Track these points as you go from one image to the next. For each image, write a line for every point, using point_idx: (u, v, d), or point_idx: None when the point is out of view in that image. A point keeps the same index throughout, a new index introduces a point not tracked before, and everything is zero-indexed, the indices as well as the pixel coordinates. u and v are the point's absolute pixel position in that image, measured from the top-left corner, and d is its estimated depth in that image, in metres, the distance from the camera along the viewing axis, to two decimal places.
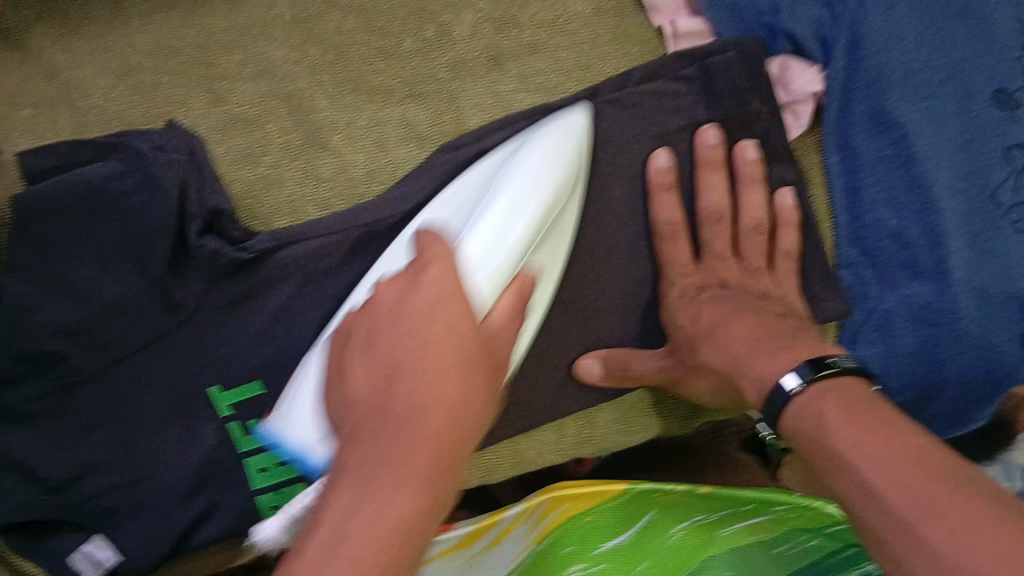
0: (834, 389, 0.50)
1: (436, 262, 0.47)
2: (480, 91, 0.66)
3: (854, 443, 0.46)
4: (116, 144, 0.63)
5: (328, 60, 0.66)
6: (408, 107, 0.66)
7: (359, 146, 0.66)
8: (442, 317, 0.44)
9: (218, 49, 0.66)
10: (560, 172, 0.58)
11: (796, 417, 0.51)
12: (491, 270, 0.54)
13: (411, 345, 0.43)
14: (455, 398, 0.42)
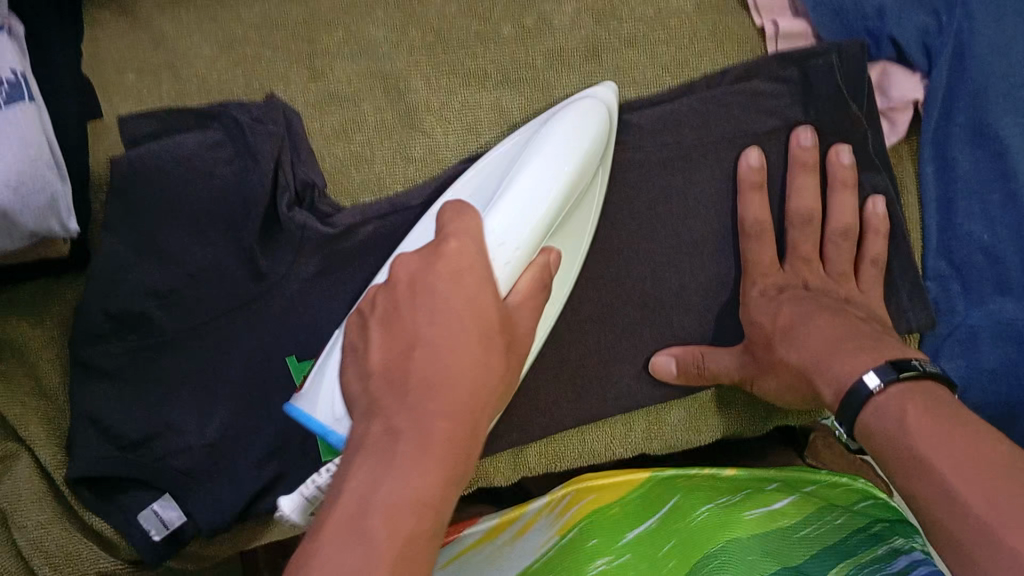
0: (914, 392, 0.50)
1: (455, 240, 0.47)
2: (576, 81, 0.65)
3: (940, 448, 0.46)
4: (216, 114, 0.65)
5: (427, 42, 0.66)
6: (502, 93, 0.65)
7: (451, 129, 0.66)
8: (464, 292, 0.44)
9: (320, 25, 0.66)
10: (584, 145, 0.57)
11: (873, 416, 0.51)
12: (512, 253, 0.51)
13: (434, 330, 0.43)
14: (474, 376, 0.42)
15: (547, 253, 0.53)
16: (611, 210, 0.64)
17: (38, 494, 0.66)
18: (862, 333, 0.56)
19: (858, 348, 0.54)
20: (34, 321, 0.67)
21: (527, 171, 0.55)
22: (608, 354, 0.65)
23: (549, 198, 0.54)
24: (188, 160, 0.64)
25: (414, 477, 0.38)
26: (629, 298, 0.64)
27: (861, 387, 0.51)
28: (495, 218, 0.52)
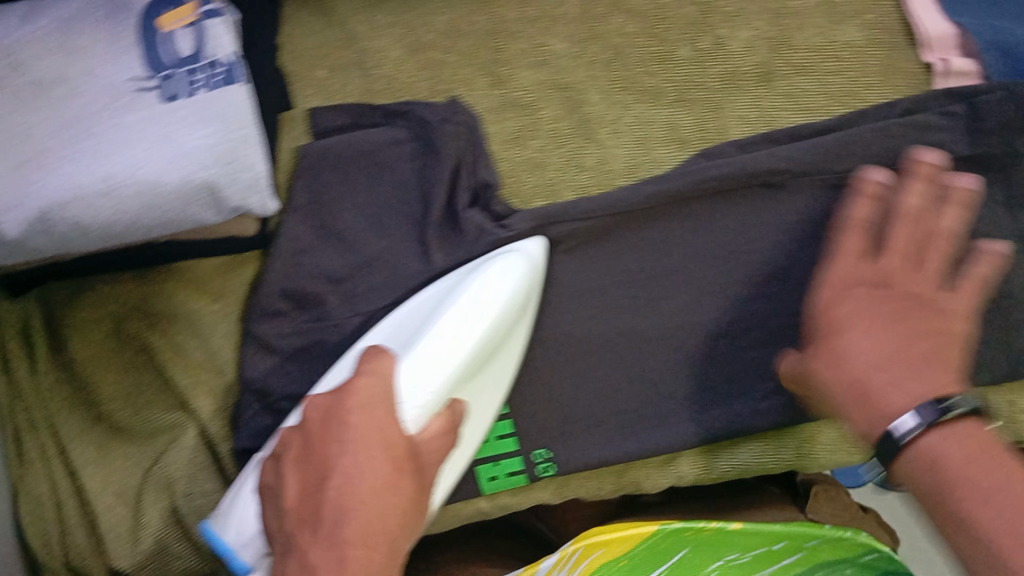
0: (969, 437, 0.48)
1: (370, 375, 0.53)
2: (747, 104, 0.69)
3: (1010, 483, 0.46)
4: (403, 112, 0.68)
5: (606, 58, 0.69)
6: (675, 110, 0.69)
7: (623, 140, 0.69)
8: (377, 430, 0.50)
9: (503, 36, 0.70)
10: (495, 311, 0.61)
11: (915, 460, 0.49)
12: (423, 403, 0.57)
13: (344, 461, 0.49)
14: (390, 508, 0.48)
15: (457, 403, 0.57)
16: (772, 227, 0.68)
17: (197, 464, 0.69)
18: (926, 334, 0.53)
19: (904, 340, 0.53)
20: (212, 297, 0.70)
21: (434, 341, 0.59)
22: (760, 368, 0.67)
23: (449, 363, 0.59)
24: (376, 155, 0.69)
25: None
26: (782, 312, 0.67)
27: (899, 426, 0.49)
28: (405, 373, 0.58)
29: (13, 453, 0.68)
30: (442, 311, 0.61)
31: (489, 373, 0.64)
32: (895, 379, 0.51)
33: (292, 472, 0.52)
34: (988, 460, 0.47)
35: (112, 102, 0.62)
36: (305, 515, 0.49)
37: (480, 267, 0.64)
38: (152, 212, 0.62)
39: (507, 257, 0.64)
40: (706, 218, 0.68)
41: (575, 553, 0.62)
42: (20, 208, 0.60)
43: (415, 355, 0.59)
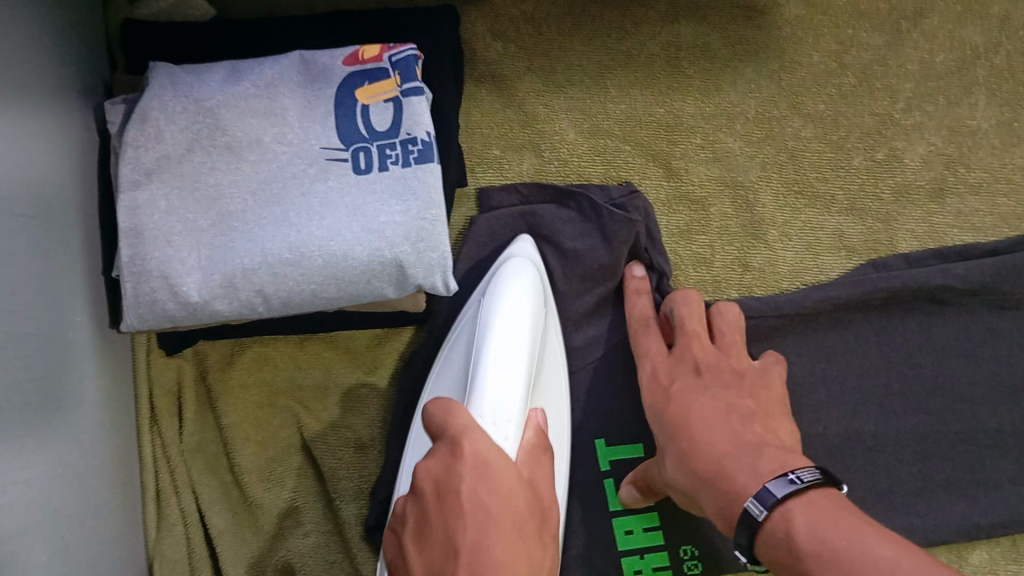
0: (827, 514, 0.45)
1: (470, 433, 0.44)
2: (917, 218, 0.70)
3: (867, 556, 0.41)
4: (578, 194, 0.67)
5: (780, 161, 0.70)
6: (845, 219, 0.70)
7: (791, 244, 0.69)
8: (499, 479, 0.42)
9: (681, 130, 0.70)
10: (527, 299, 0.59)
11: (779, 525, 0.46)
12: (506, 427, 0.50)
13: (476, 516, 0.40)
14: (521, 557, 0.39)
15: (533, 414, 0.53)
16: (936, 342, 0.68)
17: (332, 543, 0.67)
18: (762, 427, 0.55)
19: (739, 424, 0.54)
20: (367, 369, 0.71)
21: (494, 364, 0.54)
22: (915, 483, 0.66)
23: (517, 374, 0.54)
24: (545, 233, 0.67)
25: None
26: (940, 430, 0.66)
27: (764, 495, 0.48)
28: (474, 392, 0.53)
29: (154, 512, 0.65)
30: (484, 335, 0.57)
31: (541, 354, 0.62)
32: (725, 459, 0.52)
33: (416, 557, 0.40)
34: (854, 526, 0.44)
35: (305, 170, 0.61)
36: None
37: (491, 287, 0.61)
38: (334, 284, 0.61)
39: (514, 263, 0.63)
40: (871, 329, 0.68)
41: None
42: (204, 273, 0.59)
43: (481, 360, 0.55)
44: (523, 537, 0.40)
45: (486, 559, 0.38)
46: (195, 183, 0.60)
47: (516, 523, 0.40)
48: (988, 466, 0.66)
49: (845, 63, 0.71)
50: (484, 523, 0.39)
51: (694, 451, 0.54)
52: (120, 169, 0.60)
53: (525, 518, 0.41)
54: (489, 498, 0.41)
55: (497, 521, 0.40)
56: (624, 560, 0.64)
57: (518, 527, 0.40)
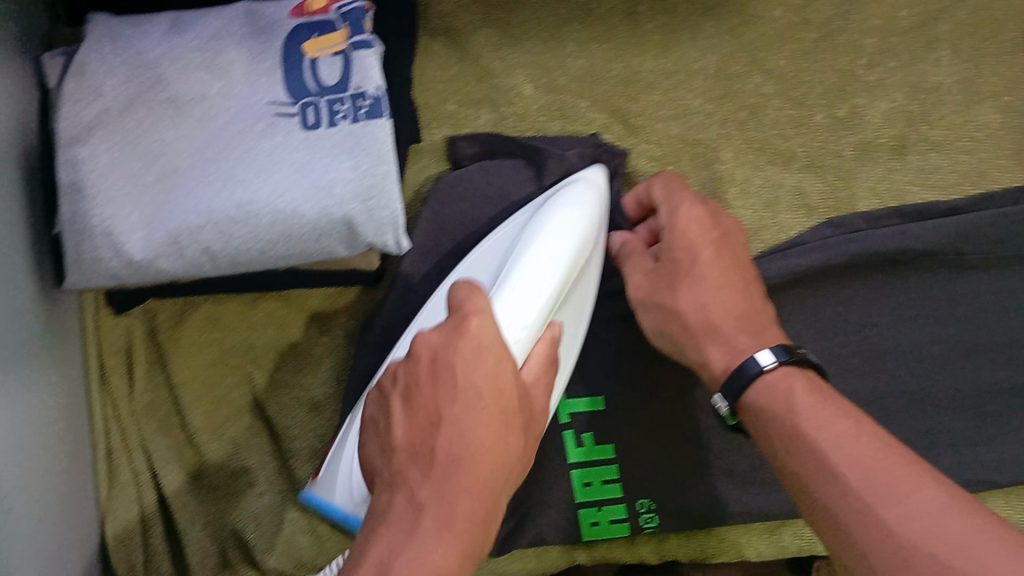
0: (824, 402, 0.48)
1: (480, 313, 0.42)
2: (877, 176, 0.69)
3: (847, 450, 0.44)
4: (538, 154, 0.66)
5: (741, 117, 0.69)
6: (804, 177, 0.69)
7: (751, 202, 0.68)
8: (491, 365, 0.41)
9: (640, 87, 0.69)
10: (586, 230, 0.57)
11: (779, 381, 0.50)
12: (522, 331, 0.51)
13: (458, 409, 0.40)
14: (495, 449, 0.40)
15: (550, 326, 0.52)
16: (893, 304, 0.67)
17: (287, 500, 0.67)
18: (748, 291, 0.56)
19: (717, 258, 0.56)
20: (320, 327, 0.69)
21: (532, 254, 0.54)
22: None
23: (553, 275, 0.53)
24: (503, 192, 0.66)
25: (482, 476, 0.39)
26: (897, 395, 0.67)
27: (751, 363, 0.51)
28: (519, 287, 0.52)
29: (105, 469, 0.66)
30: (533, 235, 0.55)
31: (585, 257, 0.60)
32: (704, 300, 0.55)
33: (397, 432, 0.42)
34: (839, 419, 0.46)
35: (252, 126, 0.60)
36: (423, 438, 0.40)
37: (550, 203, 0.59)
38: (283, 241, 0.60)
39: (574, 188, 0.60)
40: (831, 292, 0.67)
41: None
42: (148, 231, 0.58)
43: (530, 261, 0.53)
44: (486, 486, 0.39)
45: (465, 445, 0.39)
46: (138, 137, 0.59)
47: (505, 403, 0.41)
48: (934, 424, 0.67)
49: (807, 18, 0.70)
50: (474, 406, 0.40)
51: (679, 312, 0.56)
52: (59, 126, 0.58)
53: (513, 414, 0.42)
54: (496, 387, 0.41)
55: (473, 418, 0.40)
56: (580, 510, 0.68)
57: (494, 443, 0.40)
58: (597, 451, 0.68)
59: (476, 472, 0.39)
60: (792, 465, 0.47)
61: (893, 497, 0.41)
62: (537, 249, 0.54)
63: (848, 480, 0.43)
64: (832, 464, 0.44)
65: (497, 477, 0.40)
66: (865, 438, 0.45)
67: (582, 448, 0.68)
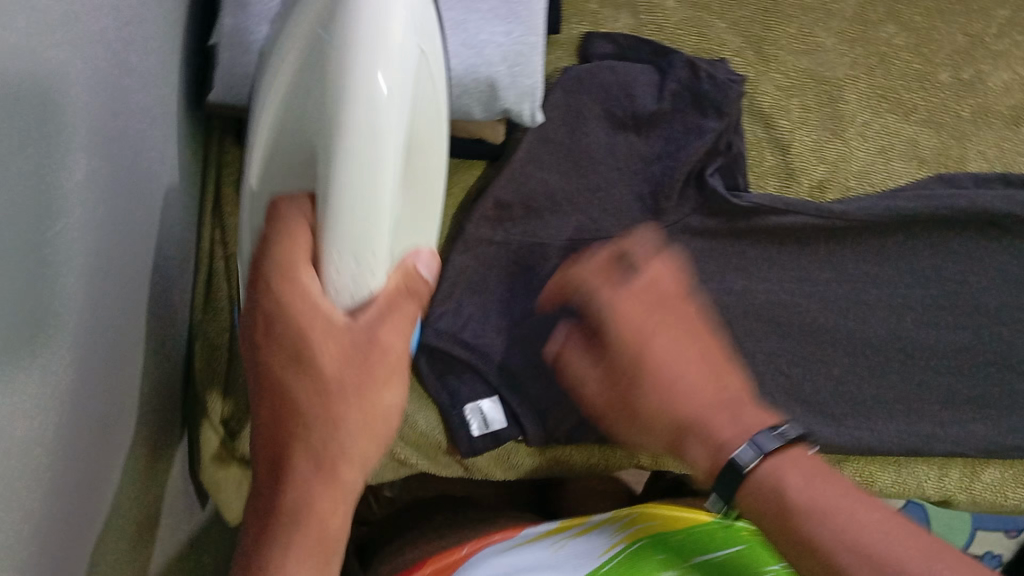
0: (818, 484, 0.46)
1: (275, 298, 0.38)
2: (989, 142, 0.72)
3: (851, 516, 0.45)
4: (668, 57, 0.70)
5: (869, 63, 0.72)
6: (921, 130, 0.71)
7: (867, 144, 0.71)
8: (313, 355, 0.39)
9: (779, 18, 0.72)
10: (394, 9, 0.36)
11: (766, 480, 0.47)
12: (367, 262, 0.38)
13: (303, 424, 0.40)
14: (340, 446, 0.40)
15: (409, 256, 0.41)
16: (979, 265, 0.71)
17: None
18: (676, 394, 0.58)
19: None
20: None
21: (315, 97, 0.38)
22: (944, 392, 0.70)
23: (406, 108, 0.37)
24: (628, 86, 0.69)
25: (351, 445, 0.41)
26: (978, 344, 0.70)
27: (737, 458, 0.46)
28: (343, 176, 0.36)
29: (202, 292, 0.66)
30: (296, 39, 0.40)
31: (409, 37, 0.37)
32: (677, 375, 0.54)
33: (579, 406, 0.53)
34: (828, 484, 0.46)
35: None
36: (289, 416, 0.40)
37: None
38: None
39: None
40: (927, 236, 0.71)
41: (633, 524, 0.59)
42: None
43: (364, 147, 0.36)
44: (678, 393, 0.47)
45: (330, 448, 0.40)
46: None
47: (353, 354, 0.39)
48: (1003, 380, 0.70)
49: None
50: (320, 392, 0.39)
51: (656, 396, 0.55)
52: None
53: (372, 361, 0.39)
54: (315, 350, 0.38)
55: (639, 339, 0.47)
56: None
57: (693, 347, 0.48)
58: None
59: (307, 476, 0.41)
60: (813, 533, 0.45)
61: (907, 566, 0.42)
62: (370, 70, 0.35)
63: (873, 555, 0.43)
64: (832, 542, 0.44)
65: (362, 440, 0.41)
66: (863, 508, 0.45)
67: None
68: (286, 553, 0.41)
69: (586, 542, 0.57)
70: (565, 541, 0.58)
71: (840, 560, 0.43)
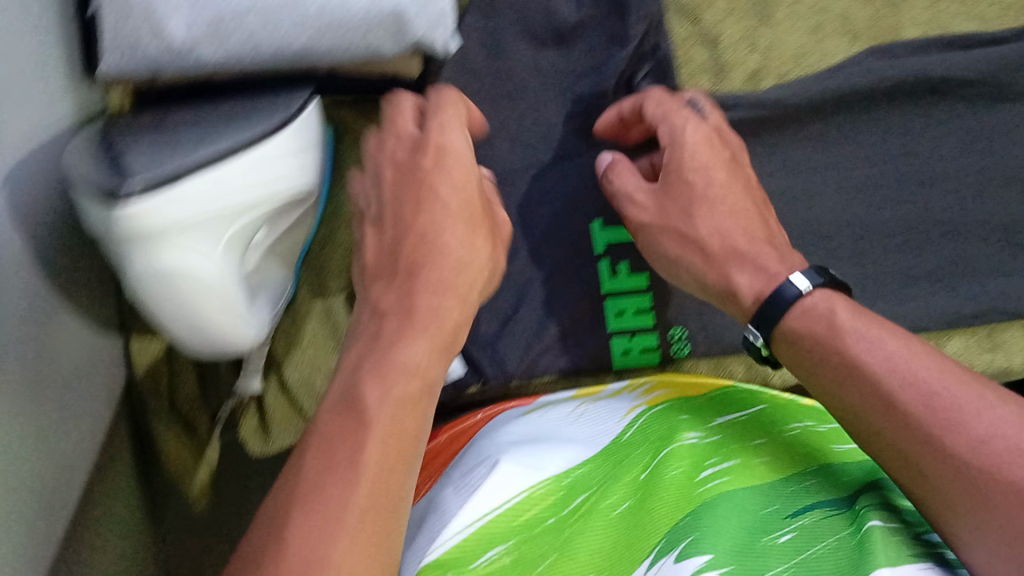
0: (867, 321, 0.49)
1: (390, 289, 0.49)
2: (923, 6, 0.70)
3: (916, 362, 0.47)
4: None
5: None
6: (852, 2, 0.69)
7: (796, 27, 0.69)
8: (369, 340, 0.46)
9: None
10: (184, 184, 0.43)
11: (818, 305, 0.51)
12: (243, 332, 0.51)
13: (375, 358, 0.44)
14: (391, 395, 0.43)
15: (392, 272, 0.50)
16: (924, 136, 0.69)
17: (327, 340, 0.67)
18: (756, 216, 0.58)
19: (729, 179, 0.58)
20: (355, 140, 0.67)
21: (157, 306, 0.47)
22: (902, 272, 0.69)
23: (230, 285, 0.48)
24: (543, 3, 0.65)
25: (397, 379, 0.43)
26: (929, 219, 0.69)
27: (788, 287, 0.52)
28: (187, 336, 0.49)
29: None
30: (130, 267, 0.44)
31: (218, 190, 0.45)
32: (719, 225, 0.56)
33: (649, 195, 0.59)
34: (883, 333, 0.49)
35: None
36: (350, 407, 0.42)
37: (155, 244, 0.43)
38: (330, 34, 0.57)
39: None
40: (871, 115, 0.69)
41: (652, 386, 0.63)
42: (193, 9, 0.55)
43: (197, 321, 0.47)
44: (724, 201, 0.57)
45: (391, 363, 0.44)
46: None
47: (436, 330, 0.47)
48: (960, 251, 0.69)
49: None
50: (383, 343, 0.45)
51: (698, 241, 0.57)
52: None
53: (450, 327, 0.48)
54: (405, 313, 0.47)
55: (712, 169, 0.57)
56: (612, 339, 0.67)
57: (733, 183, 0.58)
58: (631, 280, 0.67)
59: (370, 404, 0.42)
60: (877, 382, 0.47)
61: (966, 426, 0.43)
62: (185, 269, 0.45)
63: (957, 401, 0.44)
64: (885, 385, 0.46)
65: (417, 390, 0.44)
66: (912, 351, 0.47)
67: (618, 278, 0.66)
68: (355, 432, 0.41)
69: (604, 409, 0.61)
70: (586, 407, 0.61)
71: (896, 399, 0.46)
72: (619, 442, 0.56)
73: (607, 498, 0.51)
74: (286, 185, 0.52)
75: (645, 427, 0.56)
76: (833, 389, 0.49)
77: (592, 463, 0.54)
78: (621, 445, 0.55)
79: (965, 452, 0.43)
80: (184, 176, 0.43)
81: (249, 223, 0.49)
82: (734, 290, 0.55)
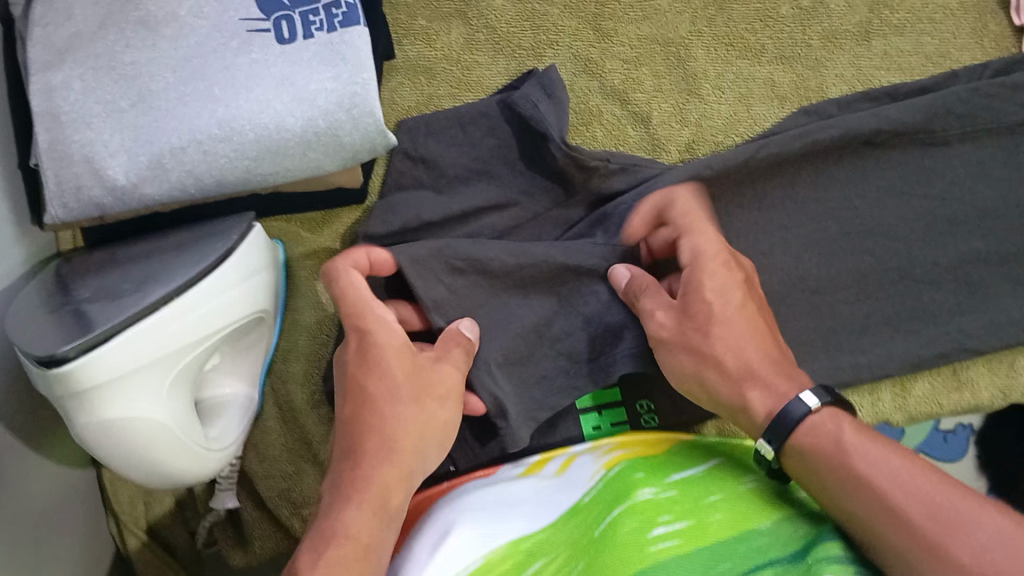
0: (873, 441, 0.49)
1: (360, 375, 0.55)
2: (845, 63, 0.73)
3: (900, 483, 0.46)
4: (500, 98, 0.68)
5: (710, 13, 0.73)
6: (776, 68, 0.73)
7: (724, 98, 0.72)
8: (349, 431, 0.54)
9: None
10: (121, 337, 0.46)
11: (827, 421, 0.51)
12: (206, 464, 0.53)
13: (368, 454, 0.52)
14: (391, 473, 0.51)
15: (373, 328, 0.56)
16: (867, 184, 0.70)
17: (298, 448, 0.68)
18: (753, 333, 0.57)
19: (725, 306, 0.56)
20: (306, 252, 0.70)
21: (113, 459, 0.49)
22: (858, 321, 0.69)
23: (182, 423, 0.50)
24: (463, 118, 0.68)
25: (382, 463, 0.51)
26: (883, 270, 0.70)
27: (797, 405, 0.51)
28: (147, 479, 0.51)
29: None
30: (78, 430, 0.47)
31: (152, 343, 0.47)
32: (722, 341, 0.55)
33: (670, 314, 0.57)
34: (888, 451, 0.48)
35: (226, 43, 0.57)
36: (347, 482, 0.51)
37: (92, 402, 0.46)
38: (268, 159, 0.59)
39: None
40: (812, 171, 0.70)
41: (613, 449, 0.60)
42: (129, 155, 0.56)
43: (152, 466, 0.49)
44: (738, 326, 0.56)
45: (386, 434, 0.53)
46: (110, 61, 0.56)
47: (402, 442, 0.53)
48: (920, 298, 0.70)
49: None
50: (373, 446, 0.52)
51: (711, 355, 0.56)
52: (28, 52, 0.55)
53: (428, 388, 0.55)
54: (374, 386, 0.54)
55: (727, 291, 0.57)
56: (582, 416, 0.66)
57: (747, 315, 0.57)
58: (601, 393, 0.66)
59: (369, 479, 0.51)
60: (843, 504, 0.48)
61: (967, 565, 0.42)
62: (128, 421, 0.47)
63: (918, 524, 0.44)
64: (863, 470, 0.48)
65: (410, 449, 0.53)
66: (910, 467, 0.47)
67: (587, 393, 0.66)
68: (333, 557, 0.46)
69: (571, 480, 0.57)
70: (549, 479, 0.58)
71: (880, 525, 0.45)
72: (580, 505, 0.53)
73: (563, 569, 0.47)
74: (236, 317, 0.54)
75: (603, 487, 0.54)
76: (838, 498, 0.48)
77: (549, 536, 0.50)
78: (585, 508, 0.52)
79: (925, 519, 0.44)
80: (128, 324, 0.46)
81: (200, 358, 0.51)
82: (748, 405, 0.54)
